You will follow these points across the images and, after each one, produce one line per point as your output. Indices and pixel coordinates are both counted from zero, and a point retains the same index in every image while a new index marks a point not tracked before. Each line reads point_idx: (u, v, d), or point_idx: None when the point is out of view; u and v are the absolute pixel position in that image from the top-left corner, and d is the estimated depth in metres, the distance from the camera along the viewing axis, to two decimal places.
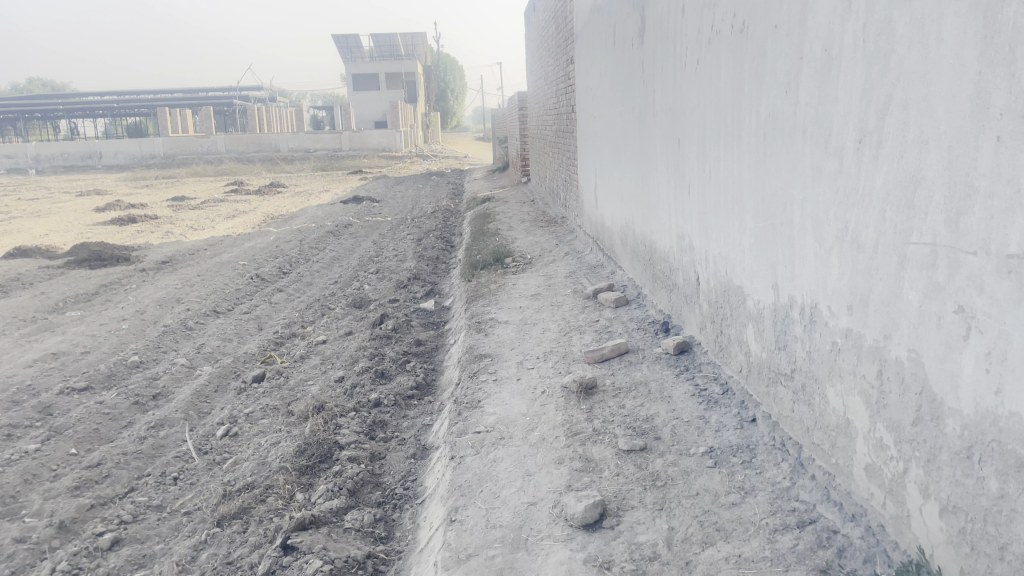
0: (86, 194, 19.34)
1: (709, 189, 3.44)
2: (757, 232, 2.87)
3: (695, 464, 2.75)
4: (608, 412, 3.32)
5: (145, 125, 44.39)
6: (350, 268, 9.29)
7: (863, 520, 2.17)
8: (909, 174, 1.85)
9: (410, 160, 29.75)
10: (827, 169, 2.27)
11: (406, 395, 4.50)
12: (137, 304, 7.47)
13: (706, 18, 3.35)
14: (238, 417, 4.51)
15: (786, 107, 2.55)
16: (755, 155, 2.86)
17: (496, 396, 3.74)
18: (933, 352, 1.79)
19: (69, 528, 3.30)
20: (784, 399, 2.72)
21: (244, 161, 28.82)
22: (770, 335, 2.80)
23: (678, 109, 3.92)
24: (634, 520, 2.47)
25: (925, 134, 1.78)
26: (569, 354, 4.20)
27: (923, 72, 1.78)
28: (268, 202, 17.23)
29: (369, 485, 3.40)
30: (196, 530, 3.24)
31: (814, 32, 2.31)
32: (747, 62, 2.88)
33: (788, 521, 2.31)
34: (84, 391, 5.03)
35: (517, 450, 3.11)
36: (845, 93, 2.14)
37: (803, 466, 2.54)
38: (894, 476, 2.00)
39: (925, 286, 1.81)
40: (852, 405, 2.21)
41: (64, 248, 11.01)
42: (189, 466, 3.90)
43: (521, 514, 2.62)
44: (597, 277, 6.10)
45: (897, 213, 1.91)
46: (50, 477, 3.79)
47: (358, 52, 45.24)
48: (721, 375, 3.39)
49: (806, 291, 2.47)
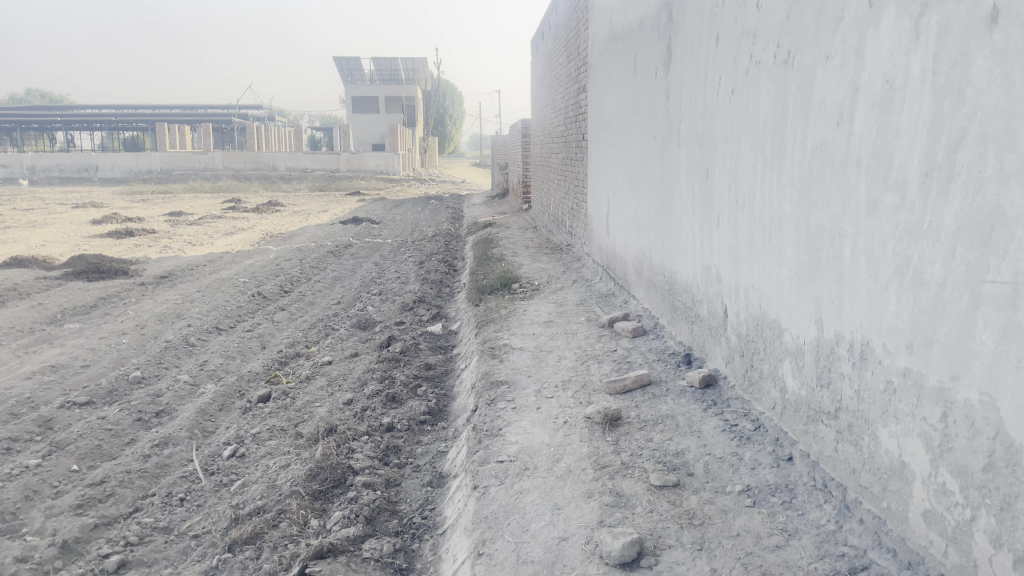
0: (80, 206, 19.26)
1: (741, 221, 3.39)
2: (799, 264, 2.81)
3: (732, 503, 2.66)
4: (636, 445, 3.23)
5: (144, 140, 44.28)
6: (352, 289, 9.21)
7: (921, 568, 2.09)
8: (986, 210, 1.79)
9: (407, 183, 29.80)
10: (886, 204, 2.21)
11: (419, 420, 4.40)
12: (137, 318, 7.35)
13: (744, 48, 3.32)
14: (244, 437, 4.39)
15: (837, 139, 2.50)
16: (799, 188, 2.81)
17: (517, 424, 3.64)
18: (1011, 396, 1.72)
19: (72, 548, 3.18)
20: (825, 438, 2.65)
21: (242, 179, 28.74)
22: (811, 371, 2.74)
23: (708, 139, 3.88)
24: (673, 560, 2.38)
25: (1007, 168, 1.72)
26: (589, 383, 4.12)
27: (1004, 106, 1.73)
28: (265, 220, 17.16)
29: (385, 512, 3.29)
30: (205, 554, 3.11)
31: (873, 64, 2.26)
32: (793, 93, 2.83)
33: (839, 567, 2.22)
34: (85, 406, 4.90)
35: (544, 482, 3.01)
36: (910, 126, 2.08)
37: (849, 509, 2.46)
38: (958, 523, 1.93)
39: (1003, 327, 1.74)
40: (909, 447, 2.13)
41: (60, 260, 10.87)
42: (195, 487, 3.78)
43: (554, 549, 2.52)
44: (609, 307, 6.03)
45: (970, 250, 1.85)
46: (52, 493, 3.67)
47: (359, 76, 45.48)
48: (751, 411, 3.31)
49: (855, 327, 2.41)
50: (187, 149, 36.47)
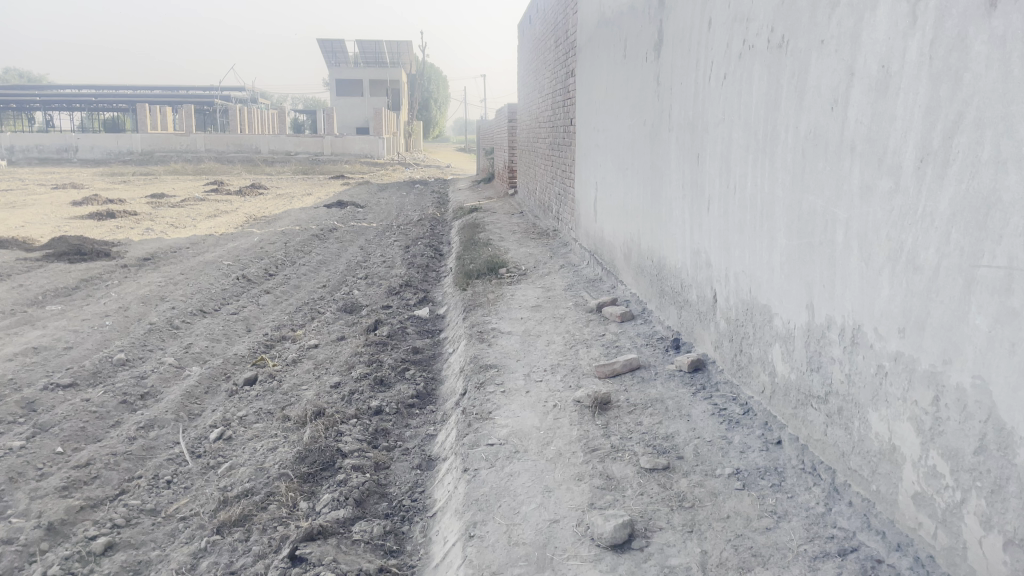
0: (60, 187, 19.02)
1: (732, 206, 3.40)
2: (790, 249, 2.82)
3: (722, 486, 2.68)
4: (626, 429, 3.25)
5: (125, 121, 43.57)
6: (338, 272, 9.17)
7: (910, 550, 2.11)
8: (982, 195, 1.80)
9: (391, 167, 29.67)
10: (879, 189, 2.22)
11: (408, 403, 4.39)
12: (120, 300, 7.28)
13: (738, 32, 3.31)
14: (231, 420, 4.36)
15: (831, 124, 2.50)
16: (791, 173, 2.81)
17: (507, 408, 3.64)
18: (1004, 380, 1.73)
19: (58, 531, 3.15)
20: (815, 422, 2.67)
21: (225, 161, 28.48)
22: (801, 355, 2.76)
23: (699, 124, 3.87)
24: (664, 542, 2.39)
25: (1004, 153, 1.73)
26: (577, 367, 4.13)
27: (1002, 91, 1.73)
28: (249, 203, 17.02)
29: (375, 495, 3.28)
30: (194, 536, 3.09)
31: (869, 49, 2.26)
32: (786, 77, 2.83)
33: (828, 548, 2.25)
34: (69, 388, 4.85)
35: (535, 464, 3.01)
36: (905, 111, 2.08)
37: (838, 492, 2.48)
38: (948, 506, 1.95)
39: (997, 311, 1.76)
40: (899, 430, 2.15)
41: (41, 241, 10.75)
42: (182, 470, 3.76)
43: (544, 531, 2.53)
44: (596, 292, 6.04)
45: (965, 235, 1.86)
46: (36, 475, 3.63)
47: (343, 59, 45.09)
48: (740, 395, 3.33)
49: (846, 312, 2.42)
50: (168, 130, 36.07)
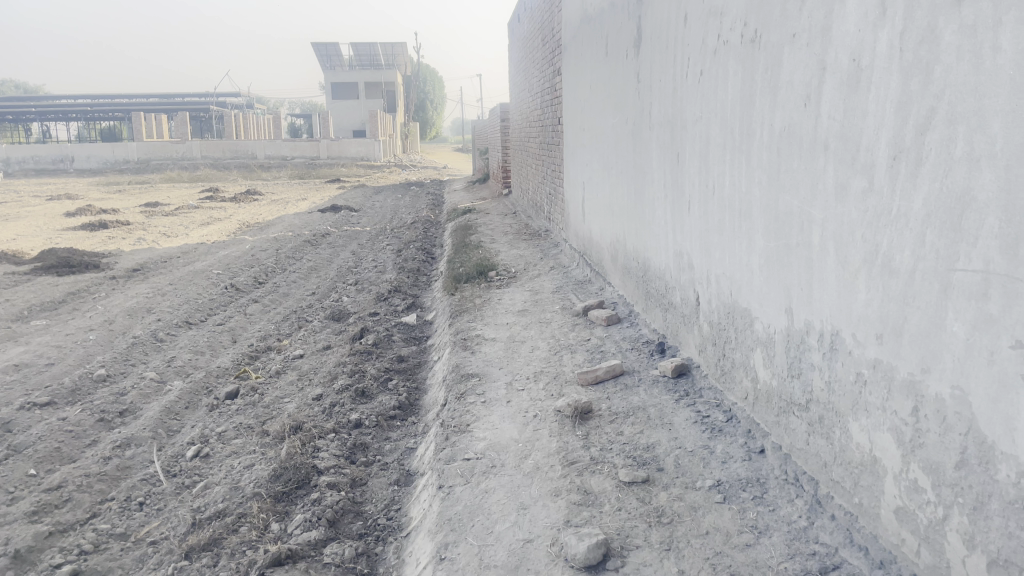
0: (55, 198, 18.95)
1: (711, 206, 3.29)
2: (768, 251, 2.72)
3: (702, 499, 2.58)
4: (606, 439, 3.15)
5: (121, 129, 43.34)
6: (328, 279, 9.08)
7: (893, 568, 2.01)
8: (956, 195, 1.70)
9: (387, 170, 29.57)
10: (853, 188, 2.12)
11: (389, 415, 4.30)
12: (106, 313, 7.17)
13: (712, 27, 3.20)
14: (209, 436, 4.26)
15: (804, 121, 2.40)
16: (767, 172, 2.71)
17: (486, 419, 3.55)
18: (984, 391, 1.63)
19: (24, 558, 3.05)
20: (797, 431, 2.58)
21: (220, 167, 28.28)
22: (781, 362, 2.66)
23: (678, 121, 3.76)
24: (641, 562, 2.29)
25: (977, 150, 1.63)
26: (561, 375, 4.03)
27: (973, 84, 1.63)
28: (244, 209, 16.92)
29: (349, 514, 3.20)
30: (162, 561, 3.00)
31: (840, 41, 2.15)
32: (760, 74, 2.73)
33: (809, 566, 2.15)
34: (46, 406, 4.75)
35: (512, 480, 2.91)
36: (877, 106, 1.98)
37: (820, 505, 2.38)
38: (931, 522, 1.85)
39: (974, 318, 1.65)
40: (880, 441, 2.05)
41: (31, 254, 10.61)
42: (156, 490, 3.66)
43: (517, 553, 2.43)
44: (585, 294, 5.94)
45: (940, 237, 1.76)
46: (6, 500, 3.54)
47: (338, 62, 45.02)
48: (723, 402, 3.24)
49: (824, 317, 2.32)
50: (162, 138, 35.95)
